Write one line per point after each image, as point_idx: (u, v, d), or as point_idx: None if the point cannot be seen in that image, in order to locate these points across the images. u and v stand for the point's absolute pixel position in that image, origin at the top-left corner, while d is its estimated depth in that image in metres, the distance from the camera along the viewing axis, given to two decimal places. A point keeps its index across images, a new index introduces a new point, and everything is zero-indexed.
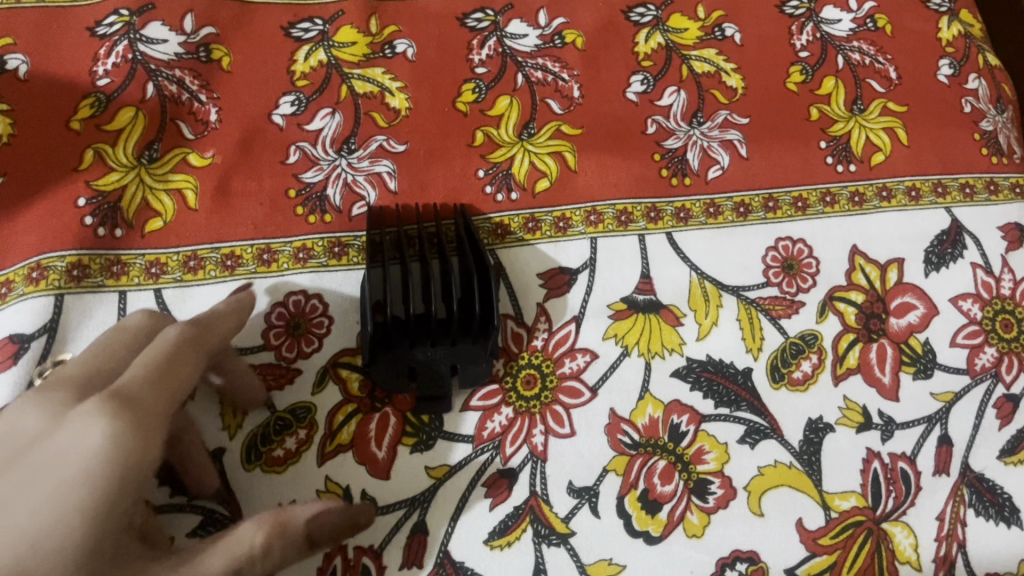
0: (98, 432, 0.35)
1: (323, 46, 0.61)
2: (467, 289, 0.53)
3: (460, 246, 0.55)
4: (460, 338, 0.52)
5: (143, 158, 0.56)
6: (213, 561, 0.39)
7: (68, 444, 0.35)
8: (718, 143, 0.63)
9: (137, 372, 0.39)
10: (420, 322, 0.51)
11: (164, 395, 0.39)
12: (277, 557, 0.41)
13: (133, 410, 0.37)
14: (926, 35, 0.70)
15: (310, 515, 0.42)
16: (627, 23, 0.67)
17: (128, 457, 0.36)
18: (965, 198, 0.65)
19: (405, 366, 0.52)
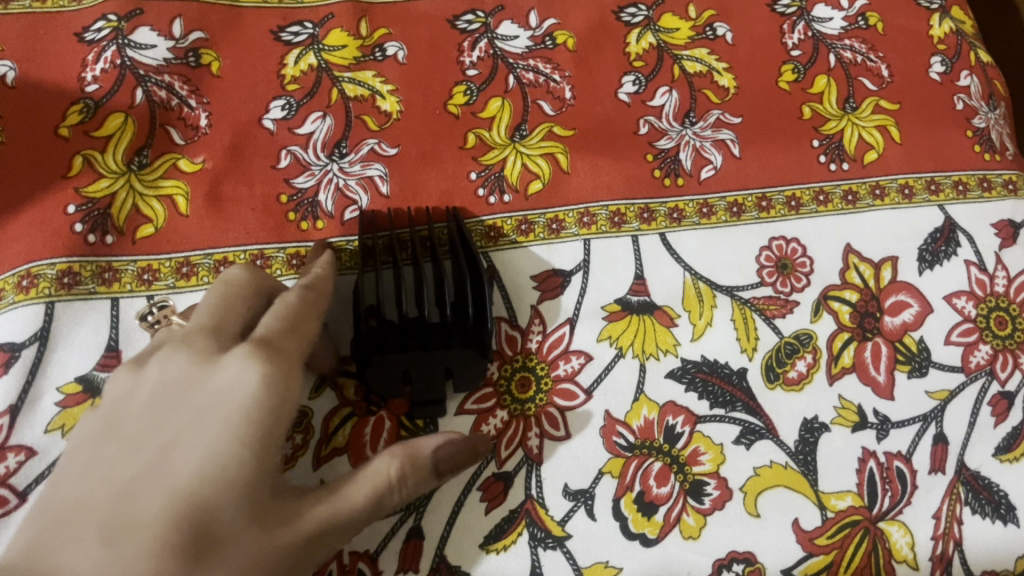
0: (254, 372, 0.40)
1: (313, 49, 0.61)
2: (461, 291, 0.52)
3: (453, 249, 0.55)
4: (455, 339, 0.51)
5: (132, 165, 0.55)
6: (356, 493, 0.42)
7: (229, 381, 0.40)
8: (710, 143, 0.63)
9: (270, 322, 0.44)
10: (416, 328, 0.51)
11: (299, 340, 0.44)
12: (410, 486, 0.43)
13: (277, 353, 0.42)
14: (917, 32, 0.70)
15: (434, 446, 0.45)
16: (618, 23, 0.67)
17: (280, 395, 0.41)
18: (958, 196, 0.65)
19: (399, 369, 0.51)
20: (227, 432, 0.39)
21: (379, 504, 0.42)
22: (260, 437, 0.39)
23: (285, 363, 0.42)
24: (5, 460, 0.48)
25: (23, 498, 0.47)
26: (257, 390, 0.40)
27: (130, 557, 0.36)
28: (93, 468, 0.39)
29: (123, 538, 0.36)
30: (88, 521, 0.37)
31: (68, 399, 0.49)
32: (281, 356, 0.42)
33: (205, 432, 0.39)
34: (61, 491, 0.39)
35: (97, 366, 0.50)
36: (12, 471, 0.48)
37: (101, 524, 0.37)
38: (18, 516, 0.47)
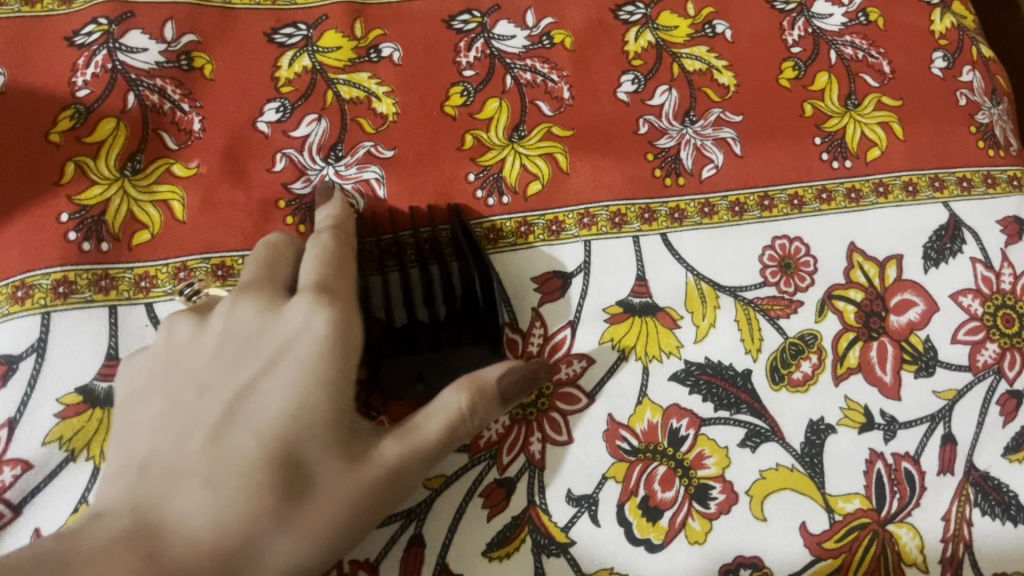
0: (321, 321, 0.44)
1: (307, 51, 0.60)
2: (468, 286, 0.52)
3: (459, 250, 0.54)
4: (466, 337, 0.51)
5: (126, 170, 0.54)
6: (429, 429, 0.44)
7: (298, 330, 0.44)
8: (711, 142, 0.62)
9: (319, 267, 0.47)
10: (426, 329, 0.50)
11: (348, 281, 0.47)
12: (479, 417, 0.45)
13: (334, 296, 0.45)
14: (919, 27, 0.69)
15: (499, 374, 0.46)
16: (616, 22, 0.66)
17: (346, 338, 0.44)
18: (962, 192, 0.64)
19: (412, 369, 0.50)
20: (298, 379, 0.42)
21: (452, 434, 0.45)
22: (328, 379, 0.43)
23: (342, 303, 0.45)
24: (1, 474, 0.47)
25: (18, 512, 0.46)
26: (322, 336, 0.43)
27: (231, 494, 0.40)
28: (182, 416, 0.43)
29: (224, 479, 0.41)
30: (186, 468, 0.41)
31: (67, 410, 0.49)
32: (336, 298, 0.45)
33: (277, 379, 0.43)
34: (152, 440, 0.43)
35: (96, 377, 0.49)
36: (7, 484, 0.47)
37: (199, 471, 0.41)
38: (14, 530, 0.46)
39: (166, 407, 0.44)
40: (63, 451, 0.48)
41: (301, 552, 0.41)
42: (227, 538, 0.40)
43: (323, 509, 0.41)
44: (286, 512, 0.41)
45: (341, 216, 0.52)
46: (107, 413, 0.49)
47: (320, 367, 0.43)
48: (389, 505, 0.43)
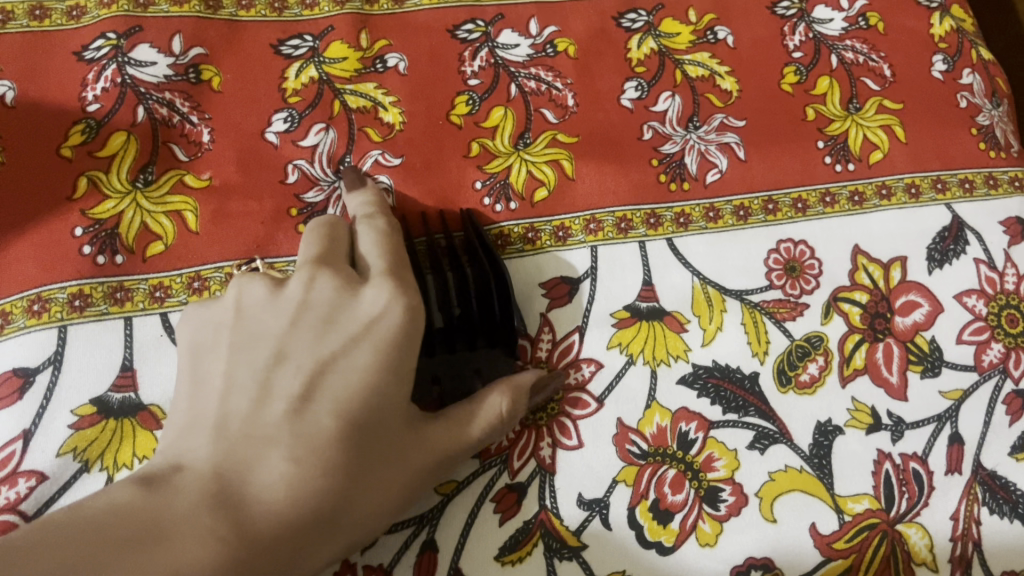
0: (400, 311, 0.45)
1: (313, 62, 0.60)
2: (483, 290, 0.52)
3: (475, 254, 0.54)
4: (481, 338, 0.52)
5: (137, 183, 0.55)
6: (476, 428, 0.47)
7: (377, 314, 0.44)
8: (715, 147, 0.63)
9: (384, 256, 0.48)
10: (441, 333, 0.51)
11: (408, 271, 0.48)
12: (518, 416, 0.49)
13: (407, 287, 0.46)
14: (918, 31, 0.70)
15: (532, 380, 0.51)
16: (619, 30, 0.67)
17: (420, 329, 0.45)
18: (964, 194, 0.64)
19: (427, 372, 0.51)
20: (378, 363, 0.44)
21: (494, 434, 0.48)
22: (403, 364, 0.45)
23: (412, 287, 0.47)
24: (16, 485, 0.47)
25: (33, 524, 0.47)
26: (401, 321, 0.45)
27: (313, 472, 0.41)
28: (253, 383, 0.43)
29: (304, 455, 0.41)
30: (266, 439, 0.42)
31: (83, 421, 0.49)
32: (407, 283, 0.47)
33: (356, 359, 0.44)
34: (225, 402, 0.43)
35: (111, 388, 0.50)
36: (23, 496, 0.47)
37: (281, 443, 0.42)
38: None
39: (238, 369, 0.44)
40: (78, 462, 0.48)
41: (362, 524, 0.43)
42: (307, 508, 0.41)
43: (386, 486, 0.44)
44: (357, 488, 0.43)
45: (383, 204, 0.53)
46: (122, 423, 0.49)
47: (400, 351, 0.44)
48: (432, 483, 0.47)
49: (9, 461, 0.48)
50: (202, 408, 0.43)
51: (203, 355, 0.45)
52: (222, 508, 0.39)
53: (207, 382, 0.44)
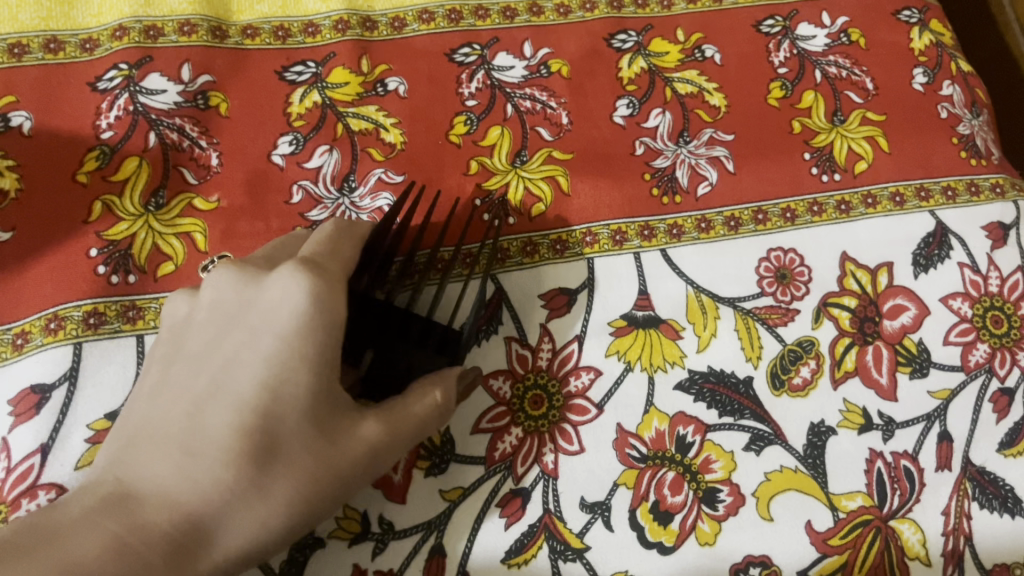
0: (301, 293, 0.45)
1: (317, 87, 0.63)
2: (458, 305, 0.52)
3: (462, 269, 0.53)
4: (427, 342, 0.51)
5: (150, 206, 0.57)
6: (408, 410, 0.47)
7: (278, 300, 0.45)
8: (705, 160, 0.65)
9: (315, 248, 0.48)
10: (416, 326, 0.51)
11: (341, 261, 0.48)
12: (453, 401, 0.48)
13: (321, 270, 0.46)
14: (898, 45, 0.73)
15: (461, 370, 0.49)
16: (610, 50, 0.69)
17: (325, 309, 0.45)
18: (947, 201, 0.67)
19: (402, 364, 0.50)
20: (275, 349, 0.44)
21: (428, 420, 0.47)
22: (309, 348, 0.44)
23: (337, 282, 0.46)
24: (36, 498, 0.49)
25: None
26: (309, 311, 0.44)
27: (206, 465, 0.43)
28: (168, 388, 0.46)
29: (200, 451, 0.44)
30: (167, 438, 0.44)
31: (98, 435, 0.51)
32: (327, 276, 0.46)
33: (256, 349, 0.45)
34: (143, 409, 0.46)
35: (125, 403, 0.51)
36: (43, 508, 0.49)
37: (179, 441, 0.44)
38: None
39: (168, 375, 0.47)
40: None
41: (279, 513, 0.44)
42: (202, 501, 0.43)
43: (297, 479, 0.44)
44: (261, 479, 0.44)
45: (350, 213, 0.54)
46: None
47: (303, 342, 0.44)
48: (369, 473, 0.46)
49: (29, 475, 0.49)
50: (126, 417, 0.47)
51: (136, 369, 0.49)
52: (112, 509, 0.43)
53: (139, 392, 0.48)
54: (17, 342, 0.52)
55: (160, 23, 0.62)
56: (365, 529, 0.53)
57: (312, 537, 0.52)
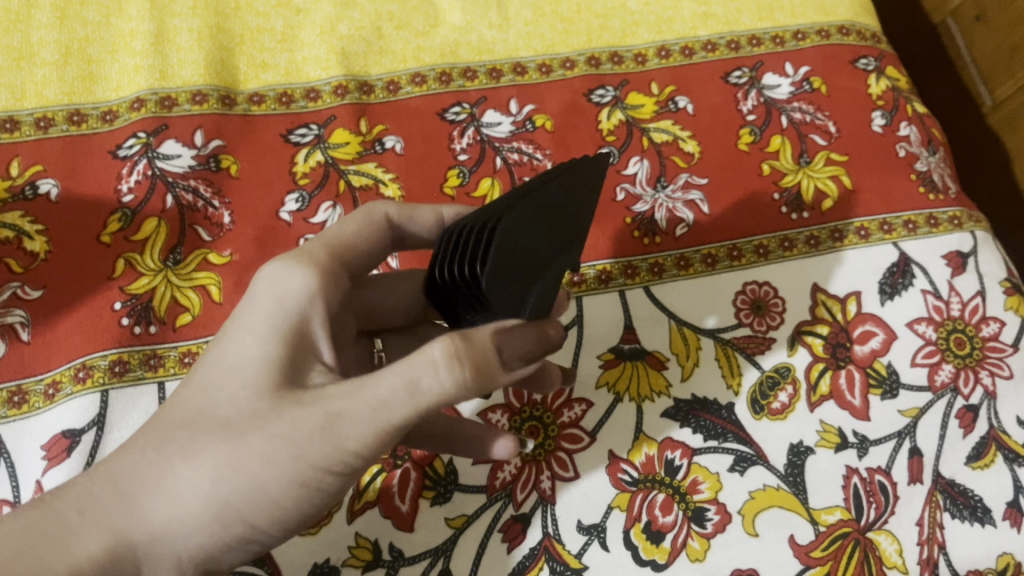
0: (260, 279, 0.45)
1: (319, 148, 0.68)
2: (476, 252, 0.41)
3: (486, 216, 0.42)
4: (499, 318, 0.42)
5: (168, 262, 0.61)
6: (390, 375, 0.39)
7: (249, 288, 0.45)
8: (682, 203, 0.70)
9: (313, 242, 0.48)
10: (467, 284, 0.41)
11: (326, 249, 0.47)
12: (459, 369, 0.38)
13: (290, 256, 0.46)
14: (858, 91, 0.78)
15: (494, 330, 0.40)
16: (590, 104, 0.74)
17: (278, 288, 0.44)
18: (909, 233, 0.72)
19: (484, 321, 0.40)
20: (235, 331, 0.44)
21: (414, 387, 0.38)
22: (258, 326, 0.43)
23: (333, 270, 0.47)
24: None
25: None
26: (288, 292, 0.44)
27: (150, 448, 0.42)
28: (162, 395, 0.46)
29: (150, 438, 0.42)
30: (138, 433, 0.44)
31: None
32: (315, 259, 0.46)
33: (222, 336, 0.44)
34: None
35: None
36: None
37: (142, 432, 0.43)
38: None
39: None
40: None
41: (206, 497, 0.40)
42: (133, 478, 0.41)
43: (226, 460, 0.40)
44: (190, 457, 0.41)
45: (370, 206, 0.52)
46: None
47: (270, 323, 0.43)
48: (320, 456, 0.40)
49: None
50: None
51: None
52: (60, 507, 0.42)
53: None
54: (49, 392, 0.56)
55: (174, 94, 0.67)
56: (377, 556, 0.56)
57: (327, 566, 0.56)
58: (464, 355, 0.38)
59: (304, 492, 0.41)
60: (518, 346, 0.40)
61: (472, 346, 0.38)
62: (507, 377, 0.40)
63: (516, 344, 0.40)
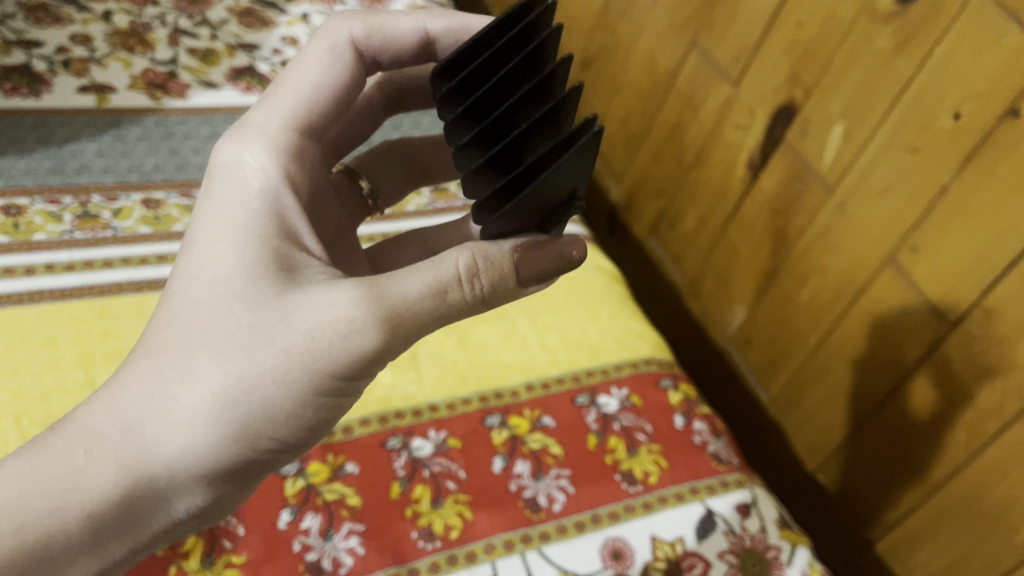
0: (258, 162, 0.74)
1: (301, 477, 0.97)
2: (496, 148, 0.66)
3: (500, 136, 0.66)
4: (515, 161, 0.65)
5: (205, 563, 0.88)
6: (418, 278, 0.67)
7: (242, 173, 0.74)
8: (555, 487, 1.02)
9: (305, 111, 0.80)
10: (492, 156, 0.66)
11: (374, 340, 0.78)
12: (444, 268, 0.68)
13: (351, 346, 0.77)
14: (663, 401, 1.15)
15: (507, 248, 0.70)
16: (484, 428, 1.07)
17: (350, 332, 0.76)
18: (710, 494, 1.05)
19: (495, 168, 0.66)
20: (244, 238, 0.69)
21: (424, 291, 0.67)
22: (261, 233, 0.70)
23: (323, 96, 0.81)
24: None
25: None
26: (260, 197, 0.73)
27: (167, 404, 0.64)
28: (170, 324, 0.67)
29: (159, 394, 0.65)
30: (145, 376, 0.65)
31: None
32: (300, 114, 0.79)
33: (229, 257, 0.68)
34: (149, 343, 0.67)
35: None
36: None
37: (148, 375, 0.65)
38: None
39: (177, 295, 0.68)
40: None
41: (224, 426, 0.65)
42: (154, 420, 0.64)
43: (238, 400, 0.65)
44: (207, 404, 0.64)
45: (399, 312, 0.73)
46: None
47: (259, 232, 0.70)
48: (317, 370, 0.65)
49: None
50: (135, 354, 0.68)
51: (157, 316, 0.69)
52: (86, 400, 0.67)
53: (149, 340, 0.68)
54: None
55: None
56: None
57: None
58: (487, 281, 0.69)
59: (307, 401, 0.67)
60: (540, 267, 0.71)
61: (505, 265, 0.70)
62: (525, 291, 0.74)
63: (531, 264, 0.71)
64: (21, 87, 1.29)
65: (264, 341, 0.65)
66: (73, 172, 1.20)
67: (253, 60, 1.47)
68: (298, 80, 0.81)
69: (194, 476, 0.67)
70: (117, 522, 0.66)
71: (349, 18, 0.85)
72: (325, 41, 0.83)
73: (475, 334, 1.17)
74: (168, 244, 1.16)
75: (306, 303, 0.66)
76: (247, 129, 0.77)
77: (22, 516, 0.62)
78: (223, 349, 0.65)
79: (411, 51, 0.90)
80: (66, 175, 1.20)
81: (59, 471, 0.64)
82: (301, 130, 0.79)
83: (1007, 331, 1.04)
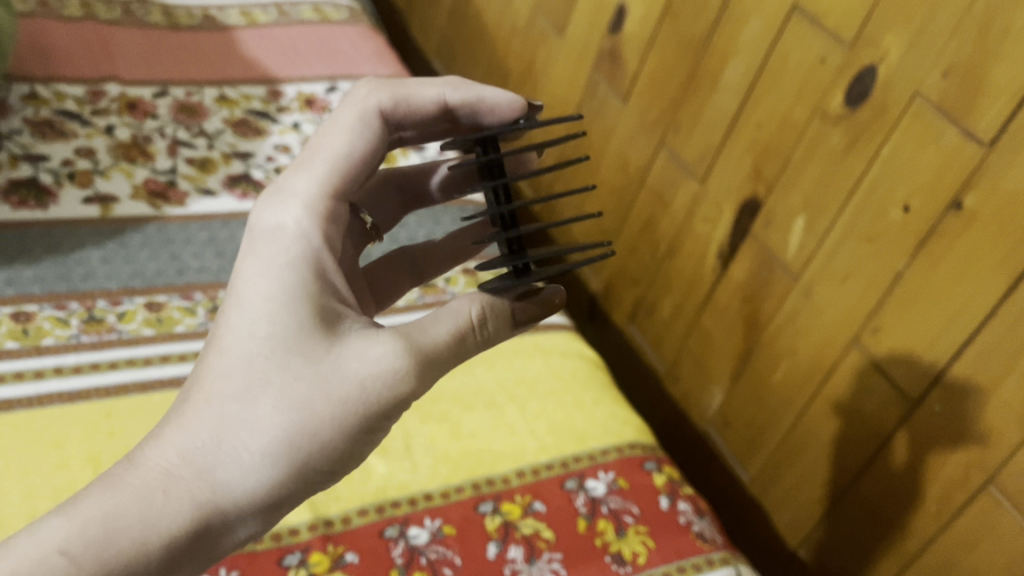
0: (292, 220, 0.80)
1: (303, 568, 1.00)
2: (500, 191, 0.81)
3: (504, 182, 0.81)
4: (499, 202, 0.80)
5: None
6: (439, 326, 0.79)
7: (279, 229, 0.79)
8: (548, 571, 1.06)
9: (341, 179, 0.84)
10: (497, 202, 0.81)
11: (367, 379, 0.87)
12: (457, 314, 0.80)
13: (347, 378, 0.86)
14: (648, 482, 1.20)
15: (508, 298, 0.84)
16: (478, 514, 1.11)
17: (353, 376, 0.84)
18: (696, 572, 1.10)
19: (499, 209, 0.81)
20: (293, 289, 0.75)
21: (446, 337, 0.79)
22: (305, 285, 0.76)
23: (354, 163, 0.85)
24: None
25: None
26: (298, 249, 0.78)
27: (236, 448, 0.69)
28: (227, 371, 0.72)
29: (228, 438, 0.69)
30: (211, 423, 0.70)
31: None
32: (334, 180, 0.83)
33: (281, 308, 0.74)
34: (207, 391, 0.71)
35: None
36: None
37: (215, 422, 0.70)
38: None
39: (232, 343, 0.73)
40: None
41: (289, 466, 0.71)
42: (223, 464, 0.69)
43: (302, 443, 0.71)
44: (275, 446, 0.70)
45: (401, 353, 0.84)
46: None
47: (304, 284, 0.76)
48: (368, 411, 0.74)
49: None
50: (190, 400, 0.71)
51: (207, 364, 0.73)
52: (144, 444, 0.70)
53: (204, 386, 0.72)
54: None
55: None
56: None
57: None
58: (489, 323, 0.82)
59: (352, 442, 0.75)
60: (530, 312, 0.86)
61: (501, 311, 0.83)
62: (515, 336, 0.87)
63: (524, 310, 0.85)
64: (29, 199, 1.35)
65: (324, 391, 0.72)
66: (79, 279, 1.26)
67: (248, 167, 1.55)
68: (329, 146, 0.85)
69: (253, 517, 0.71)
70: (184, 564, 0.68)
71: (378, 88, 0.91)
72: (357, 113, 0.87)
73: (466, 423, 1.22)
74: (170, 345, 1.22)
75: (356, 356, 0.74)
76: (280, 192, 0.82)
77: (109, 556, 0.63)
78: (287, 396, 0.71)
79: (431, 117, 0.94)
80: (72, 281, 1.26)
81: (136, 509, 0.65)
82: (331, 194, 0.83)
83: (968, 407, 1.11)
